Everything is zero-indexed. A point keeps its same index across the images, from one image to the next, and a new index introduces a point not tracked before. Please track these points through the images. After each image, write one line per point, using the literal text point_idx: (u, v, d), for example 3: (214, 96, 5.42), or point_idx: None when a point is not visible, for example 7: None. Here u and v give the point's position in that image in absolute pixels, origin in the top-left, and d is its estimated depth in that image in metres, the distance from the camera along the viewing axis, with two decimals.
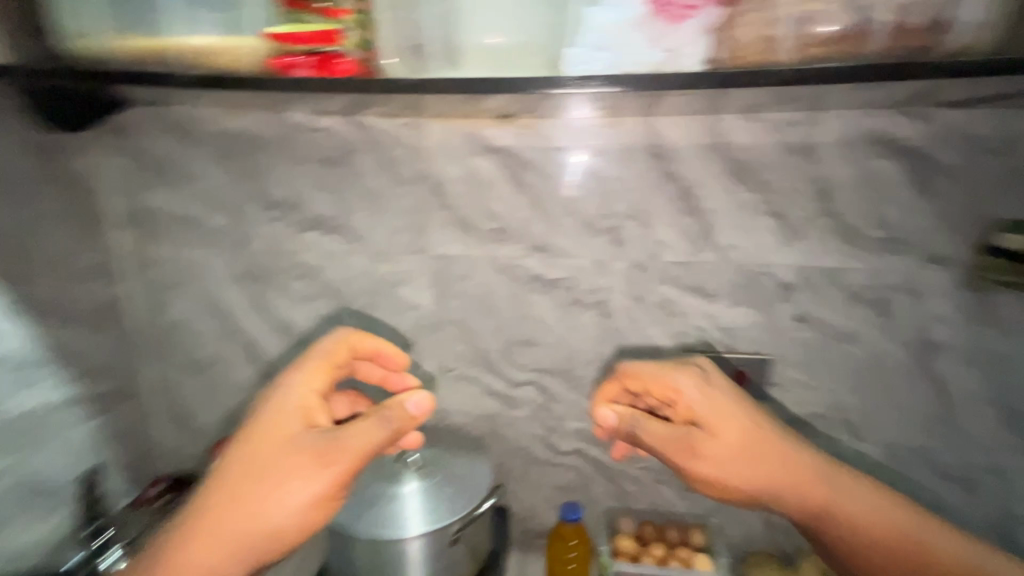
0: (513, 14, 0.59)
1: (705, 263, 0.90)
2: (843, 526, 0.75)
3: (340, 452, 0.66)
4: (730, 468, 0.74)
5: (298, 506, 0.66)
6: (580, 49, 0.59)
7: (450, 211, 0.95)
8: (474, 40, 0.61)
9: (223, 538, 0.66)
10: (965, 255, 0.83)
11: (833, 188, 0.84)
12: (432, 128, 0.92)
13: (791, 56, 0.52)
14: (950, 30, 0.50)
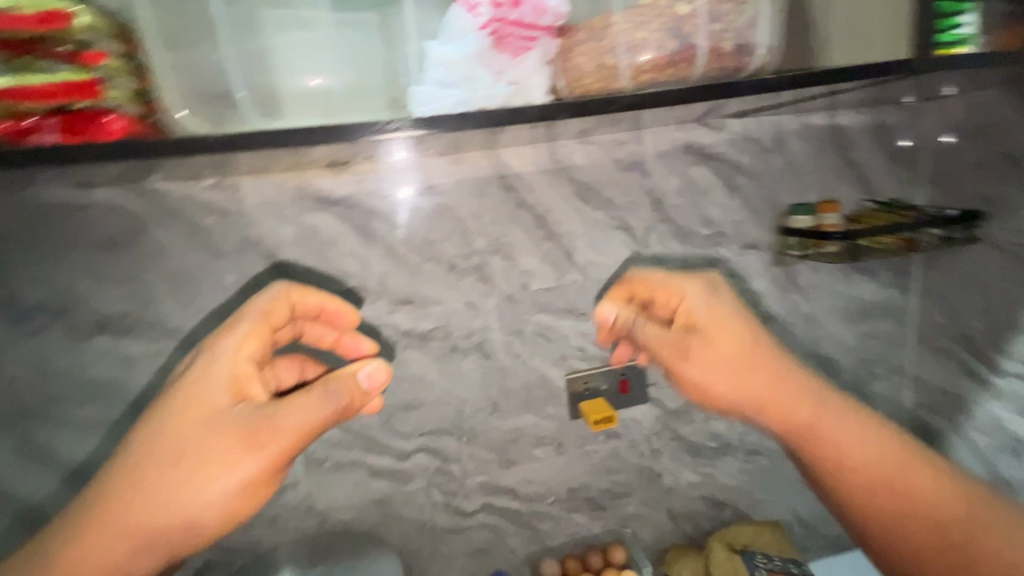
0: (338, 53, 0.52)
1: (571, 284, 0.91)
2: (833, 448, 0.80)
3: (270, 432, 0.58)
4: (719, 363, 0.78)
5: (223, 494, 0.57)
6: (425, 87, 0.53)
7: (291, 279, 0.81)
8: (293, 86, 0.52)
9: (127, 524, 0.57)
10: (770, 237, 0.98)
11: (664, 197, 0.92)
12: (247, 187, 0.77)
13: (630, 83, 0.52)
14: (753, 53, 0.53)
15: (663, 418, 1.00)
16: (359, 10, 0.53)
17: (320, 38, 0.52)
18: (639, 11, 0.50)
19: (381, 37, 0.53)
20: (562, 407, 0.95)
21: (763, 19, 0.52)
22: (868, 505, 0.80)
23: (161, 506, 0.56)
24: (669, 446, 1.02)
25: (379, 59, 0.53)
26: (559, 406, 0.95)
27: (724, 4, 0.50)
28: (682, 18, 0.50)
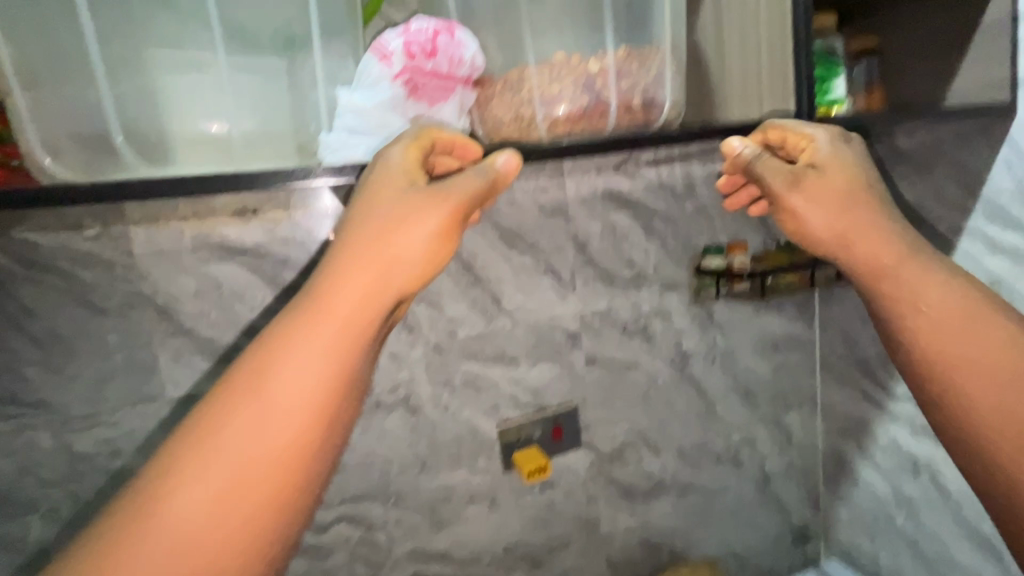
0: (239, 104, 0.51)
1: (500, 330, 0.90)
2: (902, 292, 0.60)
3: (455, 191, 0.49)
4: (825, 205, 0.62)
5: (350, 307, 0.48)
6: (335, 135, 0.52)
7: (188, 337, 0.73)
8: (188, 135, 0.50)
9: (296, 368, 0.47)
10: (688, 277, 1.02)
11: (587, 241, 0.94)
12: (138, 236, 0.69)
13: (546, 133, 0.53)
14: (660, 107, 0.55)
15: (597, 462, 0.99)
16: (262, 62, 0.51)
17: (217, 88, 0.50)
18: (551, 67, 0.51)
19: (284, 88, 0.52)
20: (495, 459, 0.91)
21: (666, 76, 0.55)
22: (936, 348, 0.58)
23: (291, 373, 0.47)
24: (604, 491, 1.00)
25: (282, 110, 0.52)
26: (492, 458, 0.91)
27: (630, 63, 0.52)
28: (593, 74, 0.51)
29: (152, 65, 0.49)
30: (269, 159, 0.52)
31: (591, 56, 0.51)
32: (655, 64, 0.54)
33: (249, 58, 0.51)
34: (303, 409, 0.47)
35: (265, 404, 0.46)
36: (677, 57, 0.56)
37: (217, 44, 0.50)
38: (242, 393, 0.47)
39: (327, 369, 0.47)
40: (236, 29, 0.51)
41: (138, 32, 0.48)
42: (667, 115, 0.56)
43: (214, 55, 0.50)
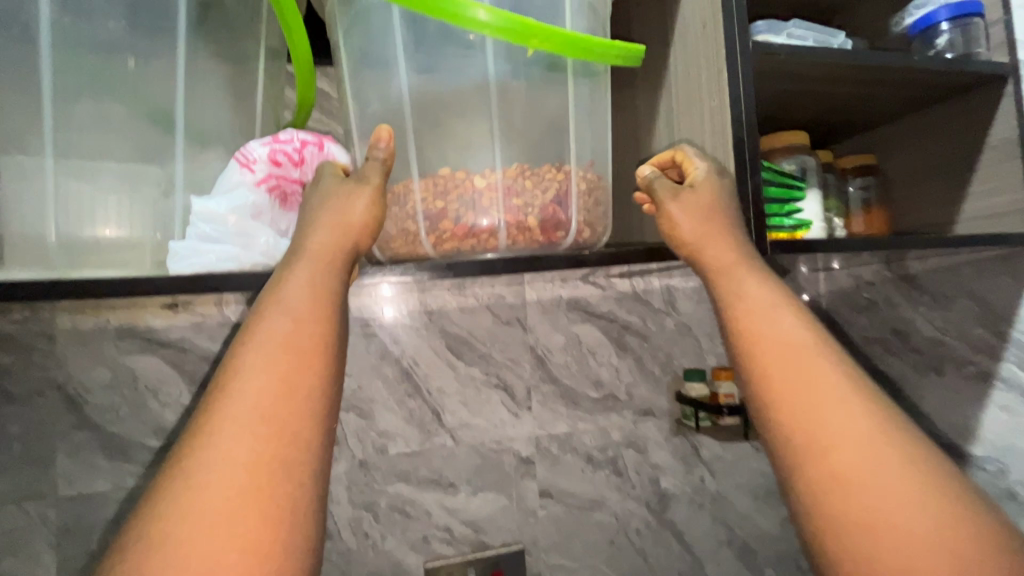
0: (74, 206, 0.42)
1: (438, 449, 0.80)
2: (732, 293, 0.51)
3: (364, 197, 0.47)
4: (692, 209, 0.53)
5: (301, 297, 0.42)
6: (180, 243, 0.45)
7: (92, 432, 0.69)
8: (17, 244, 0.41)
9: (251, 385, 0.38)
10: (667, 403, 0.90)
11: (548, 355, 0.85)
12: (62, 322, 0.68)
13: (432, 249, 0.50)
14: (567, 226, 0.51)
15: None
16: (108, 158, 0.44)
17: (51, 189, 0.42)
18: (436, 182, 0.49)
19: (139, 187, 0.44)
20: None
21: (573, 197, 0.51)
22: (771, 364, 0.47)
23: (239, 391, 0.38)
24: None
25: (133, 212, 0.44)
26: None
27: (523, 180, 0.50)
28: (479, 190, 0.49)
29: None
30: (123, 267, 0.44)
31: (480, 173, 0.49)
32: (557, 182, 0.51)
33: (91, 155, 0.43)
34: (263, 430, 0.37)
35: (224, 441, 0.36)
36: (588, 176, 0.53)
37: (48, 140, 0.42)
38: (187, 440, 0.37)
39: (284, 380, 0.39)
40: (74, 119, 0.43)
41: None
42: (577, 236, 0.52)
43: (43, 149, 0.42)
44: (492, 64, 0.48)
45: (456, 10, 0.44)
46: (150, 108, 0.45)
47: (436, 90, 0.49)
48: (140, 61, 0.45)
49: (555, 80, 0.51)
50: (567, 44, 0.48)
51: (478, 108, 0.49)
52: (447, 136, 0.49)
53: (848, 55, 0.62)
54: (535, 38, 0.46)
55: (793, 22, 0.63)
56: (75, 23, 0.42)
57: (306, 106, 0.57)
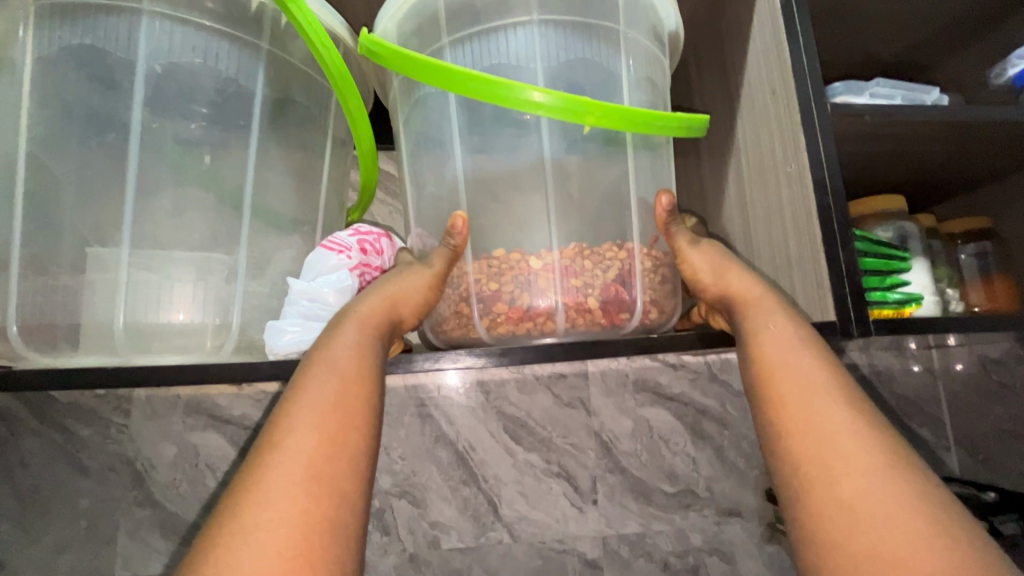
0: (144, 296, 0.44)
1: (494, 546, 0.73)
2: (755, 326, 0.47)
3: (421, 274, 0.48)
4: (711, 254, 0.51)
5: (350, 359, 0.43)
6: (287, 322, 0.48)
7: (153, 509, 0.69)
8: (93, 331, 0.43)
9: (296, 441, 0.38)
10: (756, 502, 0.78)
11: (615, 441, 0.77)
12: (138, 397, 0.71)
13: (487, 333, 0.49)
14: (631, 307, 0.48)
15: None
16: (174, 248, 0.46)
17: (124, 280, 0.44)
18: (490, 264, 0.48)
19: (205, 276, 0.46)
20: None
21: (637, 276, 0.48)
22: (781, 391, 0.43)
23: (290, 451, 0.37)
24: None
25: (198, 298, 0.46)
26: None
27: (581, 260, 0.47)
28: (535, 272, 0.47)
29: (57, 259, 0.44)
30: (188, 351, 0.46)
31: (535, 253, 0.47)
32: (618, 261, 0.48)
33: (163, 246, 0.45)
34: (308, 490, 0.36)
35: (272, 503, 0.35)
36: (653, 253, 0.50)
37: (126, 233, 0.44)
38: (232, 505, 0.35)
39: (333, 440, 0.39)
40: (151, 212, 0.45)
41: (51, 227, 0.44)
42: (642, 318, 0.49)
43: (121, 242, 0.44)
44: (547, 143, 0.47)
45: (510, 93, 0.44)
46: (226, 198, 0.48)
47: (491, 170, 0.48)
48: (215, 157, 0.48)
49: (614, 155, 0.49)
50: (625, 118, 0.46)
51: (533, 187, 0.48)
52: (504, 216, 0.48)
53: (945, 112, 0.56)
54: (591, 115, 0.45)
55: (877, 80, 0.59)
56: (159, 127, 0.46)
57: (369, 187, 0.58)
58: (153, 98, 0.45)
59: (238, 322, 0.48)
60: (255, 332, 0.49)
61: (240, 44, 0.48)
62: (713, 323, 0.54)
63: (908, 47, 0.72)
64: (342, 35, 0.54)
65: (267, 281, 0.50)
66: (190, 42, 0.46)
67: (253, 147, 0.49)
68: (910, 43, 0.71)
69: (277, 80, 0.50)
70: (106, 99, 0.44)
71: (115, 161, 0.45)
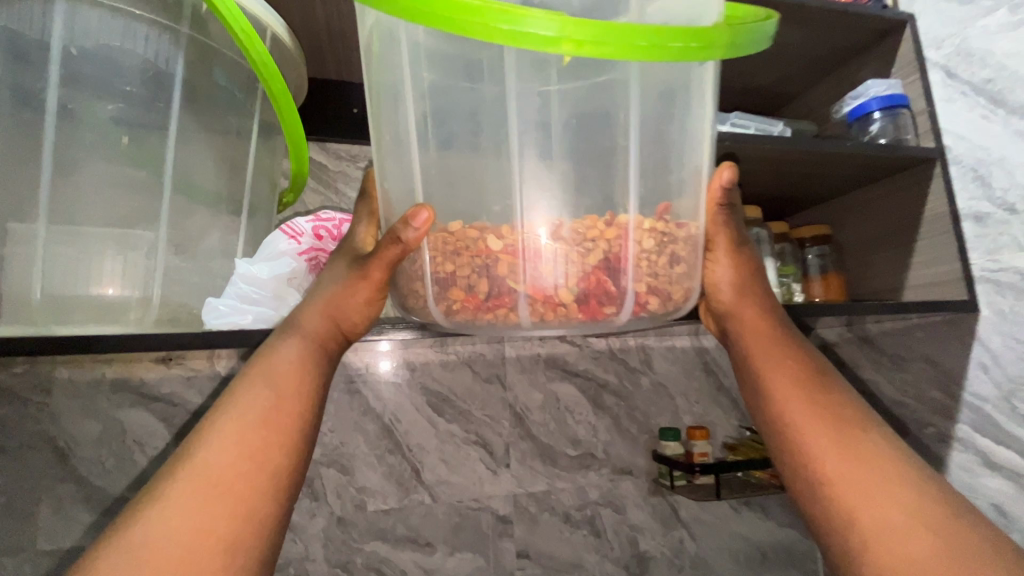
0: (63, 269, 0.44)
1: (416, 506, 0.82)
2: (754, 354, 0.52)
3: (374, 275, 0.47)
4: (739, 269, 0.51)
5: (286, 373, 0.47)
6: (224, 300, 0.53)
7: (76, 485, 0.71)
8: (11, 302, 0.44)
9: (217, 448, 0.43)
10: (645, 461, 0.91)
11: (526, 412, 0.88)
12: (60, 375, 0.72)
13: (444, 319, 0.45)
14: (619, 301, 0.43)
15: None
16: (93, 224, 0.46)
17: (39, 254, 0.44)
18: (447, 239, 0.43)
19: (123, 251, 0.47)
20: None
21: (628, 260, 0.42)
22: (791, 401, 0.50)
23: (212, 452, 0.43)
24: None
25: (118, 273, 0.46)
26: None
27: (560, 236, 0.42)
28: (496, 255, 0.42)
29: None
30: (110, 323, 0.47)
31: (499, 230, 0.42)
32: (605, 241, 0.42)
33: (76, 222, 0.45)
34: (216, 496, 0.41)
35: (180, 500, 0.41)
36: (655, 224, 0.43)
37: (42, 209, 0.44)
38: (149, 496, 0.41)
39: (251, 452, 0.43)
40: (67, 190, 0.45)
41: None
42: (633, 310, 0.43)
43: (38, 217, 0.44)
44: (516, 92, 0.41)
45: (457, 15, 0.36)
46: (159, 182, 0.49)
47: (450, 140, 0.42)
48: (134, 138, 0.48)
49: (603, 101, 0.42)
50: (612, 44, 0.37)
51: (493, 148, 0.42)
52: (461, 176, 0.43)
53: (787, 140, 0.70)
54: (565, 42, 0.37)
55: (737, 115, 0.73)
56: (76, 108, 0.45)
57: (301, 172, 0.63)
58: (69, 79, 0.45)
59: (160, 296, 0.49)
60: (177, 305, 0.51)
61: (158, 28, 0.48)
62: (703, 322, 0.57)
63: (773, 82, 0.87)
64: (268, 22, 0.58)
65: (187, 258, 0.51)
66: (108, 28, 0.46)
67: (181, 133, 0.51)
68: (774, 78, 0.86)
69: (199, 67, 0.51)
70: (33, 78, 0.44)
71: (47, 141, 0.45)
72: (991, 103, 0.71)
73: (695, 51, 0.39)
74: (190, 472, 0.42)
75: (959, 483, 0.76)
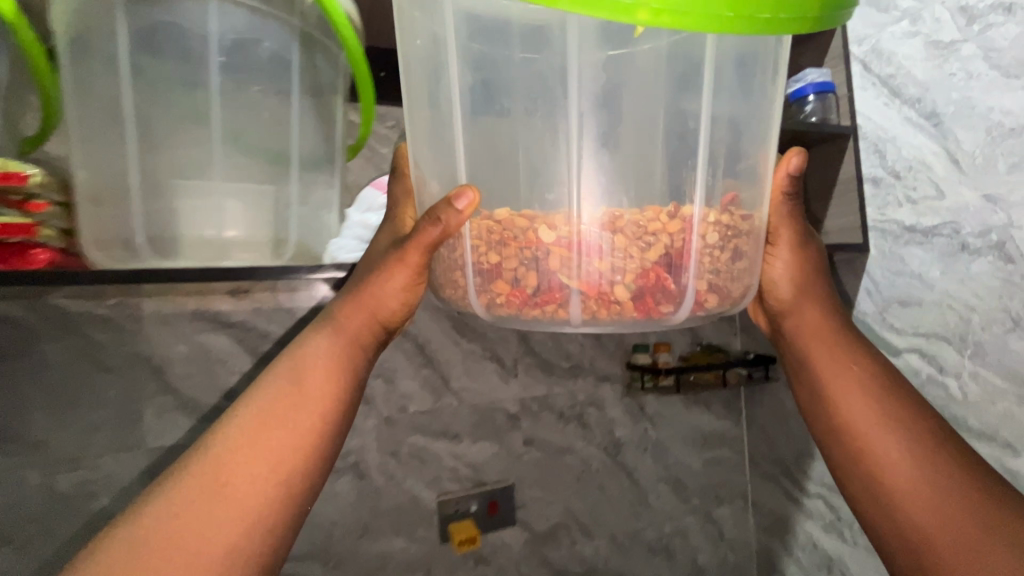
0: (231, 215, 0.60)
1: (446, 407, 1.02)
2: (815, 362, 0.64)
3: (409, 261, 0.58)
4: (794, 267, 0.63)
5: (316, 362, 0.58)
6: (346, 239, 0.76)
7: (173, 395, 0.86)
8: (195, 240, 0.59)
9: (246, 420, 0.54)
10: (620, 370, 1.16)
11: (530, 333, 1.09)
12: (147, 306, 0.85)
13: (487, 312, 0.56)
14: (660, 295, 0.54)
15: (529, 538, 1.08)
16: (249, 181, 0.60)
17: (215, 203, 0.59)
18: (497, 232, 0.53)
19: (270, 201, 0.62)
20: (433, 529, 1.01)
21: (691, 258, 0.53)
22: (854, 419, 0.60)
23: (239, 426, 0.53)
24: (536, 570, 1.08)
25: (266, 218, 0.62)
26: (430, 527, 1.01)
27: (614, 235, 0.52)
28: (548, 249, 0.52)
29: (170, 189, 0.57)
30: (260, 256, 0.63)
31: (551, 229, 0.52)
32: (657, 238, 0.53)
33: (237, 179, 0.59)
34: (237, 459, 0.52)
35: (205, 461, 0.51)
36: (720, 220, 0.54)
37: (213, 169, 0.58)
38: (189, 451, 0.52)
39: (273, 426, 0.54)
40: (228, 156, 0.59)
41: (158, 163, 0.57)
42: (673, 303, 0.54)
43: (210, 175, 0.58)
44: (577, 88, 0.50)
45: None
46: (285, 147, 0.62)
47: (526, 125, 0.51)
48: (266, 113, 0.60)
49: (659, 90, 0.52)
50: (688, 18, 0.44)
51: (556, 132, 0.51)
52: (528, 164, 0.52)
53: None
54: (643, 11, 0.43)
55: None
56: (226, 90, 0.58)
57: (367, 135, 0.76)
58: (223, 67, 0.57)
59: (292, 235, 0.65)
60: (301, 243, 0.67)
61: (280, 22, 0.59)
62: (760, 318, 0.70)
63: None
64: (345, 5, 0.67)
65: (307, 207, 0.66)
66: (248, 24, 0.57)
67: (297, 108, 0.63)
68: None
69: (306, 52, 0.63)
70: (193, 68, 0.56)
71: (212, 117, 0.58)
72: (892, 93, 0.93)
73: (761, 27, 0.46)
74: (225, 436, 0.53)
75: None
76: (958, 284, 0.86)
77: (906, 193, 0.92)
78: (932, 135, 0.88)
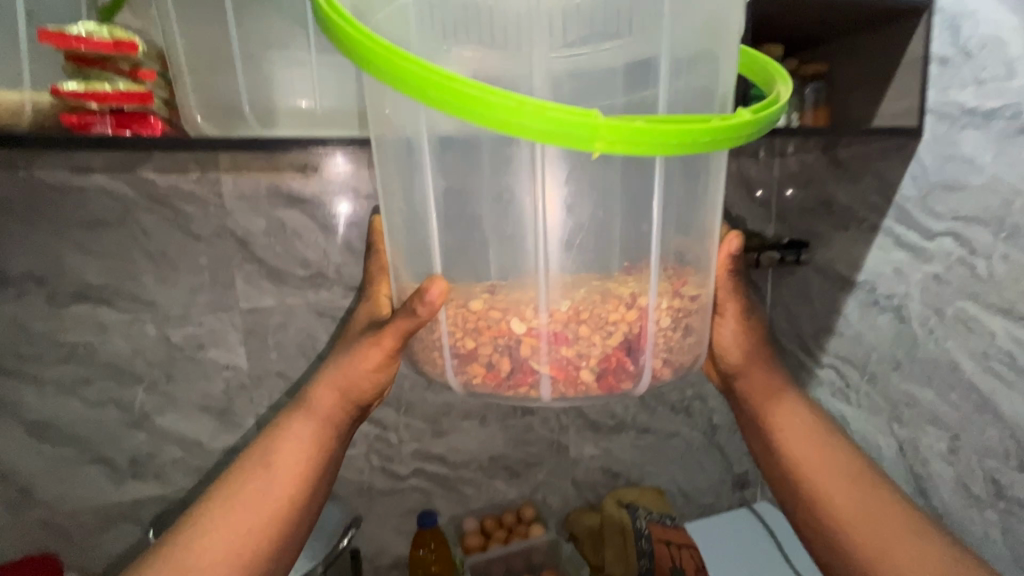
0: (324, 84, 0.68)
1: None
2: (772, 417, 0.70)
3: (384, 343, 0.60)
4: (738, 335, 0.69)
5: (286, 454, 0.62)
6: None
7: (258, 264, 0.94)
8: (292, 108, 0.68)
9: (212, 519, 0.57)
10: None
11: None
12: (226, 181, 0.91)
13: (459, 383, 0.56)
14: (625, 374, 0.55)
15: None
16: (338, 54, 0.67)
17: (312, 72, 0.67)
18: (470, 317, 0.54)
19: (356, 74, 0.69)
20: None
21: (648, 340, 0.55)
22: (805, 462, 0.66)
23: (207, 525, 0.57)
24: (574, 422, 1.25)
25: (353, 89, 0.69)
26: None
27: (573, 328, 0.53)
28: (518, 338, 0.53)
29: (272, 58, 0.65)
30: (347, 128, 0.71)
31: (518, 320, 0.53)
32: (619, 326, 0.54)
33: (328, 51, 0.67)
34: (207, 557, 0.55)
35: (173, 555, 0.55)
36: (672, 304, 0.56)
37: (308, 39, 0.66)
38: (159, 544, 0.56)
39: (245, 523, 0.57)
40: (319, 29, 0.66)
41: (261, 34, 0.65)
42: (635, 383, 0.56)
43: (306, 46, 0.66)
44: (529, 177, 0.50)
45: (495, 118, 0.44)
46: None
47: (480, 214, 0.53)
48: None
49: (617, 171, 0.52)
50: (639, 143, 0.45)
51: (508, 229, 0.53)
52: (485, 248, 0.53)
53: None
54: (599, 140, 0.45)
55: None
56: None
57: None
58: None
59: None
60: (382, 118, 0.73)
61: None
62: (711, 377, 0.74)
63: None
64: None
65: None
66: None
67: None
68: None
69: None
70: None
71: None
72: None
73: (714, 139, 0.48)
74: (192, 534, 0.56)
75: (876, 257, 1.09)
76: (1009, 167, 0.87)
77: (974, 73, 0.90)
78: (1014, 8, 0.84)
